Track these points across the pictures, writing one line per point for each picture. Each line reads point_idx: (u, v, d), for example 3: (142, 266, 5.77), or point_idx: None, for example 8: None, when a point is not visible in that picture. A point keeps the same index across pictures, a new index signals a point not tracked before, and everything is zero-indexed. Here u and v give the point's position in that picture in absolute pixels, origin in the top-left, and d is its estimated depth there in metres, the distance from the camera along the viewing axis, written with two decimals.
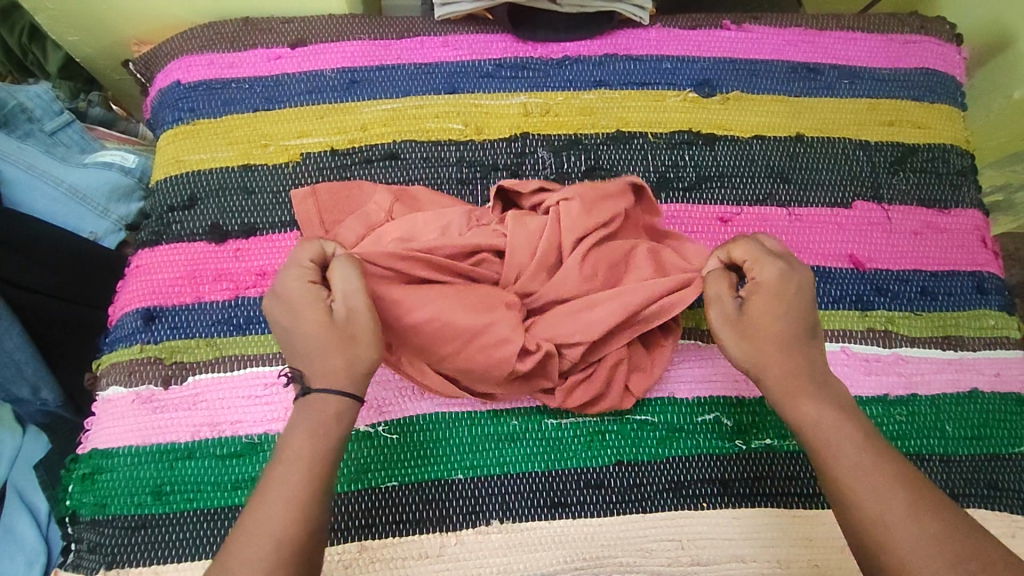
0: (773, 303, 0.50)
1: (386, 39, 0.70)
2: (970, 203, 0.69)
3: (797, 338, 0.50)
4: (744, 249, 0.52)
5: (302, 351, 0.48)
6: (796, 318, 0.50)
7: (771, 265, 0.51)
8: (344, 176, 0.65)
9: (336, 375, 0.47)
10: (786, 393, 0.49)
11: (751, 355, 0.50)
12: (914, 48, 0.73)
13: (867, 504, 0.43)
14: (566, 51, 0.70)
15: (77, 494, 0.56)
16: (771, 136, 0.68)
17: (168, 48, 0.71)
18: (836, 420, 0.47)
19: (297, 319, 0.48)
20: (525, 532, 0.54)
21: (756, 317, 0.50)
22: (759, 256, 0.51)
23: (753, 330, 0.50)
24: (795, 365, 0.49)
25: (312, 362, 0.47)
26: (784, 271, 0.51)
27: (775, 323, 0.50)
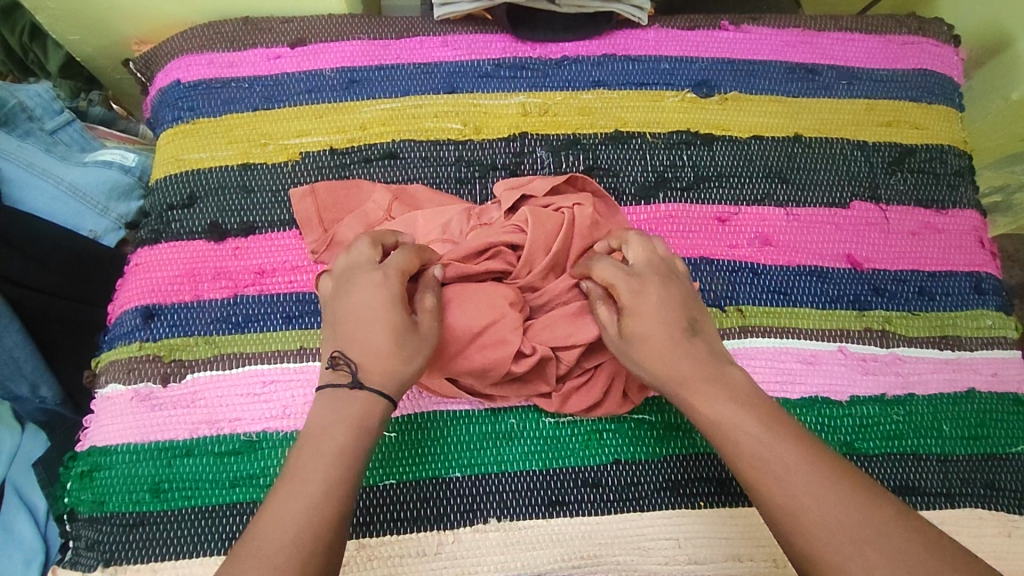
0: (646, 318, 0.51)
1: (386, 39, 0.70)
2: (967, 203, 0.69)
3: (671, 339, 0.50)
4: (601, 264, 0.53)
5: (363, 340, 0.48)
6: (664, 321, 0.51)
7: (624, 281, 0.52)
8: (342, 175, 0.65)
9: (392, 379, 0.48)
10: (687, 402, 0.49)
11: (654, 375, 0.50)
12: (912, 49, 0.74)
13: (776, 493, 0.42)
14: (565, 51, 0.70)
15: (75, 491, 0.56)
16: (769, 137, 0.69)
17: (168, 47, 0.71)
18: (728, 416, 0.47)
19: (370, 310, 0.49)
20: (522, 531, 0.54)
21: (638, 335, 0.51)
22: (616, 272, 0.52)
23: (641, 348, 0.50)
24: (689, 370, 0.49)
25: (373, 356, 0.48)
26: (636, 280, 0.52)
27: (657, 332, 0.50)
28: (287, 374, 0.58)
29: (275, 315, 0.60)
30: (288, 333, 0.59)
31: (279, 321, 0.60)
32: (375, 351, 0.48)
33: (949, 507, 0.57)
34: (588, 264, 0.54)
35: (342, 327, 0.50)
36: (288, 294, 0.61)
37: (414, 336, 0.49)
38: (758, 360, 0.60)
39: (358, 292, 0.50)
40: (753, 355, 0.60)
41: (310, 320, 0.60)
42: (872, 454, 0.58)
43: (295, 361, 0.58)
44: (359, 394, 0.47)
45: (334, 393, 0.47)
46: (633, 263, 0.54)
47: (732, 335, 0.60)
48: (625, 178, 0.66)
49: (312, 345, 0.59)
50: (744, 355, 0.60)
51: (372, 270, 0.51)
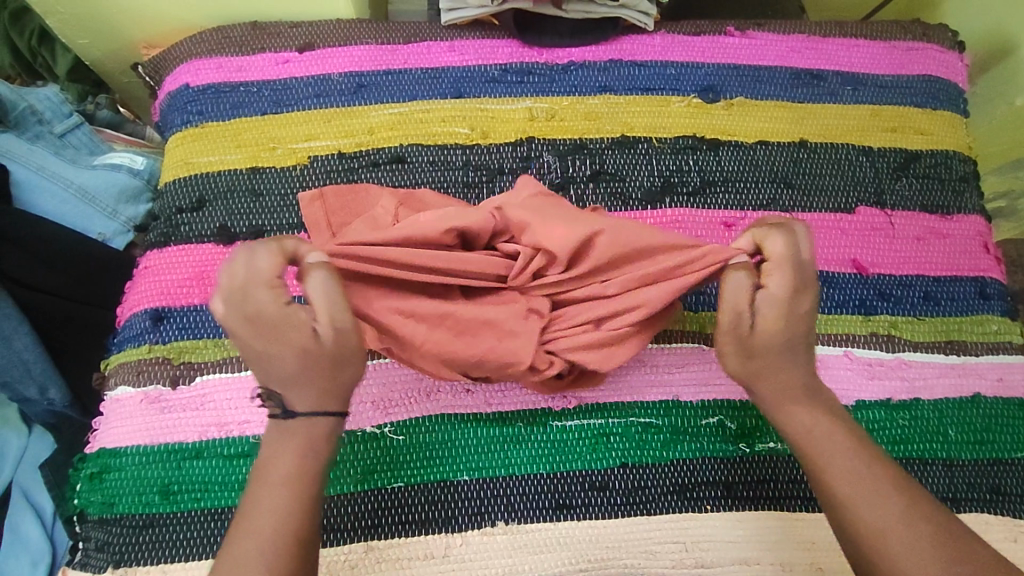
0: (785, 313, 0.46)
1: (393, 44, 0.71)
2: (972, 209, 0.69)
3: (798, 345, 0.46)
4: (776, 244, 0.47)
5: (274, 371, 0.43)
6: (803, 324, 0.46)
7: (788, 272, 0.46)
8: (351, 179, 0.65)
9: (322, 399, 0.43)
10: (781, 403, 0.46)
11: (746, 368, 0.47)
12: (916, 56, 0.74)
13: (863, 510, 0.41)
14: (572, 56, 0.71)
15: (85, 493, 0.56)
16: (775, 142, 0.69)
17: (177, 51, 0.71)
18: (823, 430, 0.45)
19: (266, 337, 0.42)
20: (530, 534, 0.54)
21: (767, 329, 0.46)
22: (784, 258, 0.46)
23: (758, 344, 0.46)
24: (794, 379, 0.46)
25: (292, 385, 0.43)
26: (799, 276, 0.46)
27: (783, 336, 0.46)
28: None
29: None
30: None
31: None
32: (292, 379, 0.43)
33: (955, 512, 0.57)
34: (762, 235, 0.48)
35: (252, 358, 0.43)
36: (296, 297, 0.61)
37: (323, 349, 0.43)
38: None
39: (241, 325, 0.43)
40: None
41: None
42: None
43: None
44: (296, 422, 0.43)
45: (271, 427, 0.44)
46: (807, 254, 0.47)
47: None
48: (632, 182, 0.66)
49: None
50: None
51: (245, 291, 0.42)
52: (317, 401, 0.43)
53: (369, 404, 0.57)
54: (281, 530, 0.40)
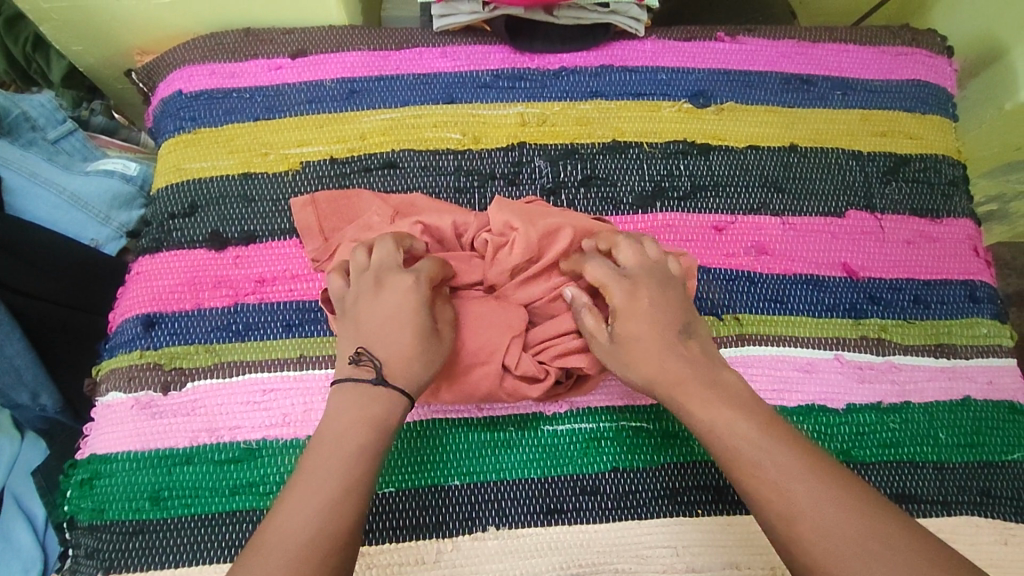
0: (634, 318, 0.52)
1: (385, 50, 0.71)
2: (962, 212, 0.69)
3: (664, 344, 0.51)
4: (594, 267, 0.54)
5: (388, 341, 0.50)
6: (656, 325, 0.52)
7: (619, 283, 0.53)
8: (343, 185, 0.66)
9: (412, 378, 0.49)
10: (681, 405, 0.49)
11: (641, 377, 0.51)
12: (906, 60, 0.75)
13: (775, 500, 0.43)
14: (563, 62, 0.71)
15: (75, 499, 0.56)
16: (765, 146, 0.69)
17: (170, 58, 0.72)
18: (723, 422, 0.47)
19: (395, 312, 0.51)
20: (520, 539, 0.54)
21: (628, 337, 0.51)
22: (608, 275, 0.53)
23: (627, 351, 0.51)
24: (674, 374, 0.50)
25: (395, 356, 0.50)
26: (630, 284, 0.53)
27: (645, 339, 0.51)
28: (287, 382, 0.58)
29: (275, 323, 0.60)
30: (288, 341, 0.60)
31: (278, 329, 0.60)
32: (399, 353, 0.50)
33: (946, 515, 0.57)
34: (582, 263, 0.55)
35: (367, 327, 0.51)
36: (288, 302, 0.61)
37: (436, 341, 0.51)
38: (755, 368, 0.60)
39: (384, 297, 0.51)
40: (751, 363, 0.60)
41: (310, 328, 0.60)
42: (869, 462, 0.58)
43: (295, 370, 0.59)
44: (383, 391, 0.48)
45: (356, 387, 0.49)
46: (627, 265, 0.54)
47: (730, 343, 0.61)
48: (623, 187, 0.66)
49: (312, 353, 0.59)
50: (742, 363, 0.60)
51: (397, 273, 0.52)
52: (408, 379, 0.49)
53: None
54: (325, 522, 0.42)
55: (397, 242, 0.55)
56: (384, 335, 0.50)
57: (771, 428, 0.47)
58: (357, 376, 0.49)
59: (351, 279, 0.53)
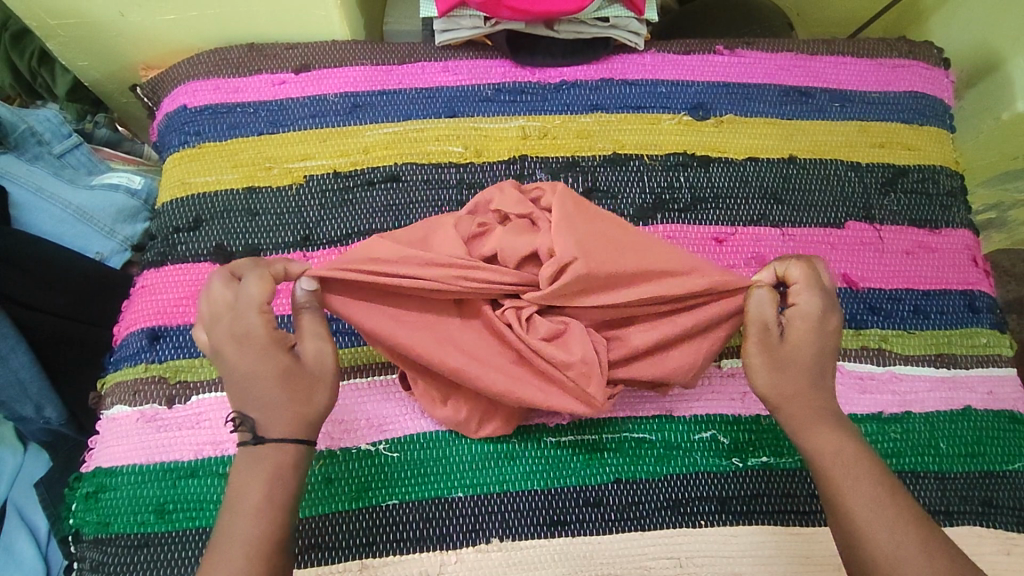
0: (809, 331, 0.48)
1: (388, 65, 0.72)
2: (960, 223, 0.70)
3: (823, 366, 0.48)
4: (795, 270, 0.48)
5: (251, 396, 0.45)
6: (824, 347, 0.48)
7: (814, 294, 0.48)
8: (346, 198, 0.66)
9: (295, 423, 0.45)
10: (797, 426, 0.47)
11: (776, 384, 0.48)
12: (903, 72, 0.75)
13: (876, 539, 0.42)
14: (564, 75, 0.72)
15: (80, 512, 0.56)
16: (764, 158, 0.70)
17: (175, 73, 0.72)
18: (841, 455, 0.45)
19: (250, 359, 0.45)
20: (524, 551, 0.54)
21: (795, 347, 0.48)
22: (807, 283, 0.48)
23: (785, 358, 0.48)
24: (815, 397, 0.47)
25: (266, 409, 0.45)
26: (826, 298, 0.48)
27: (810, 354, 0.48)
28: None
29: None
30: None
31: None
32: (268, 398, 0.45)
33: (948, 525, 0.57)
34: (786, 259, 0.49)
35: (233, 387, 0.46)
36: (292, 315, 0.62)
37: (302, 371, 0.47)
38: None
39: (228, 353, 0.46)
40: None
41: None
42: None
43: None
44: (265, 448, 0.45)
45: (241, 450, 0.45)
46: (829, 282, 0.49)
47: (730, 355, 0.61)
48: (624, 200, 0.67)
49: None
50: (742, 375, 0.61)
51: (234, 316, 0.46)
52: (289, 425, 0.45)
53: (365, 422, 0.57)
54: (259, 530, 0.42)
55: (219, 279, 0.47)
56: (247, 387, 0.45)
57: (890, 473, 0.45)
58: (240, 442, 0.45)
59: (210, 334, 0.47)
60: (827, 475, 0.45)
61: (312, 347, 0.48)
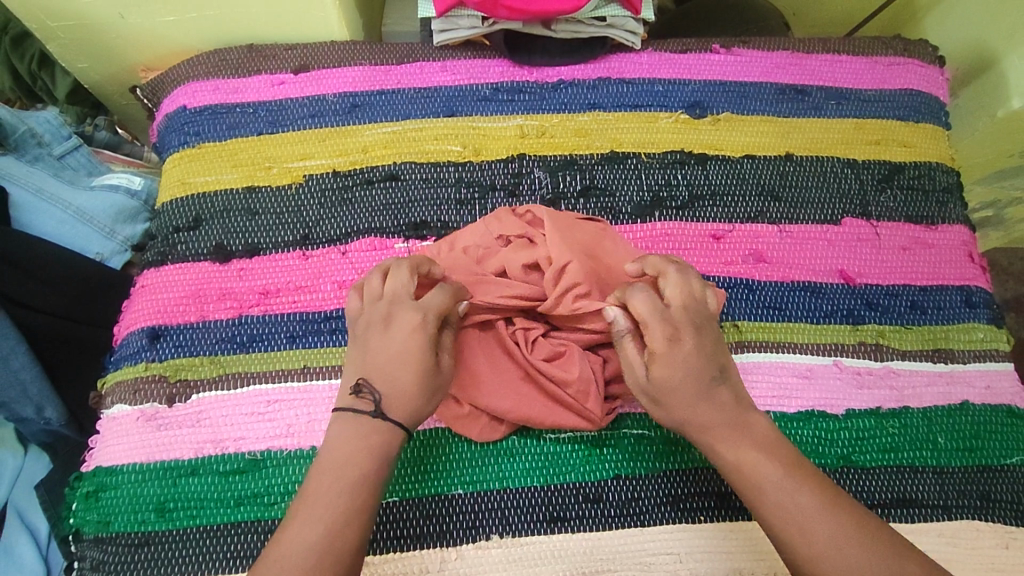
0: (667, 357, 0.49)
1: (386, 65, 0.72)
2: (956, 219, 0.70)
3: (698, 391, 0.49)
4: (635, 301, 0.50)
5: (393, 376, 0.49)
6: (691, 372, 0.49)
7: (657, 327, 0.49)
8: (345, 197, 0.66)
9: (412, 421, 0.49)
10: (707, 444, 0.49)
11: (670, 421, 0.50)
12: (898, 70, 0.76)
13: (802, 541, 0.44)
14: (561, 75, 0.72)
15: (81, 512, 0.56)
16: (761, 156, 0.70)
17: (174, 74, 0.73)
18: (750, 462, 0.47)
19: (403, 344, 0.49)
20: (524, 547, 0.54)
21: (662, 379, 0.49)
22: (649, 311, 0.50)
23: (666, 396, 0.49)
24: (710, 421, 0.49)
25: (398, 394, 0.48)
26: (670, 327, 0.49)
27: (681, 381, 0.49)
28: (291, 393, 0.59)
29: (279, 334, 0.61)
30: (292, 352, 0.60)
31: (283, 340, 0.61)
32: (400, 388, 0.48)
33: (946, 519, 0.57)
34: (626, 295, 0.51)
35: (375, 362, 0.49)
36: (291, 314, 0.62)
37: (435, 379, 0.50)
38: (756, 374, 0.61)
39: (393, 331, 0.50)
40: (751, 370, 0.61)
41: (313, 339, 0.61)
42: (869, 467, 0.58)
43: (298, 380, 0.59)
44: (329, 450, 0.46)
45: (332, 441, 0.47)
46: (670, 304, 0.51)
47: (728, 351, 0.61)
48: (622, 198, 0.67)
49: (316, 364, 0.60)
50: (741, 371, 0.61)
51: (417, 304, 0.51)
52: (409, 418, 0.48)
53: None
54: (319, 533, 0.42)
55: (406, 266, 0.53)
56: (389, 367, 0.49)
57: (803, 465, 0.47)
58: (356, 407, 0.48)
59: (371, 308, 0.52)
60: (749, 487, 0.47)
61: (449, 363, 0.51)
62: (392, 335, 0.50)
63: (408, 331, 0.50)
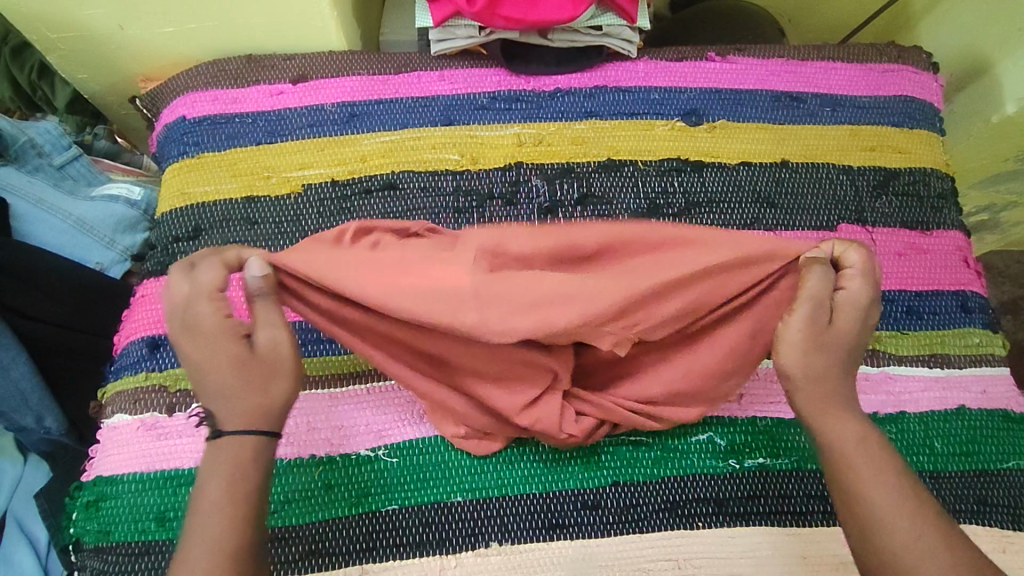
0: (859, 319, 0.48)
1: (385, 74, 0.73)
2: (951, 224, 0.71)
3: (853, 357, 0.48)
4: (852, 258, 0.49)
5: (215, 384, 0.44)
6: (859, 337, 0.48)
7: (864, 284, 0.48)
8: (344, 207, 0.67)
9: (256, 416, 0.44)
10: (820, 411, 0.46)
11: (807, 363, 0.47)
12: (892, 77, 0.76)
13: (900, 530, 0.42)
14: (558, 83, 0.73)
15: (81, 521, 0.57)
16: (757, 162, 0.71)
17: (174, 84, 0.73)
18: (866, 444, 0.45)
19: (199, 349, 0.45)
20: (523, 554, 0.55)
21: (835, 333, 0.47)
22: (863, 271, 0.48)
23: (827, 341, 0.47)
24: (843, 385, 0.47)
25: (224, 400, 0.44)
26: (873, 291, 0.48)
27: (850, 340, 0.47)
28: None
29: None
30: None
31: None
32: (227, 393, 0.44)
33: None
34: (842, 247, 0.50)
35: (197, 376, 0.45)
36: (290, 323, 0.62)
37: (256, 362, 0.45)
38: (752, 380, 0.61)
39: (178, 344, 0.45)
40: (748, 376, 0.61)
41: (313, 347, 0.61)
42: None
43: None
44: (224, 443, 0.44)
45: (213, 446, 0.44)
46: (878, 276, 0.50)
47: None
48: (619, 205, 0.68)
49: (316, 372, 0.60)
50: None
51: (184, 306, 0.46)
52: (249, 417, 0.44)
53: (364, 429, 0.58)
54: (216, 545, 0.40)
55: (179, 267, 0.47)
56: (207, 377, 0.45)
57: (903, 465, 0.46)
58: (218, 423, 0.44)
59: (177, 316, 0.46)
60: (857, 465, 0.44)
61: (268, 336, 0.46)
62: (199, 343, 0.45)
63: (207, 333, 0.45)
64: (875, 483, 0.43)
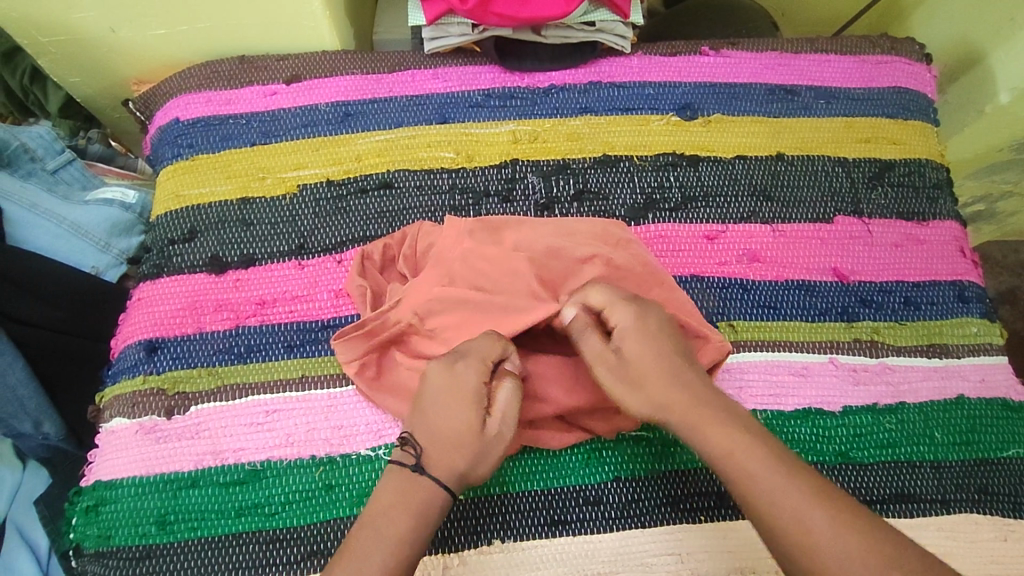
0: (641, 339, 0.52)
1: (378, 73, 0.73)
2: (947, 215, 0.71)
3: (668, 372, 0.51)
4: (618, 312, 0.53)
5: (433, 434, 0.50)
6: (659, 356, 0.51)
7: (622, 307, 0.53)
8: (340, 206, 0.67)
9: (450, 475, 0.48)
10: (692, 428, 0.48)
11: (646, 402, 0.50)
12: (886, 68, 0.76)
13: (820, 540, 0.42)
14: (552, 80, 0.73)
15: (81, 526, 0.56)
16: (752, 156, 0.71)
17: (166, 87, 0.73)
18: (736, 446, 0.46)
19: (443, 401, 0.50)
20: (525, 551, 0.55)
21: (637, 363, 0.51)
22: (609, 300, 0.54)
23: (637, 376, 0.51)
24: (688, 396, 0.49)
25: (438, 450, 0.49)
26: (626, 308, 0.53)
27: (652, 362, 0.51)
28: (289, 403, 0.59)
29: (277, 344, 0.61)
30: (289, 361, 0.60)
31: (280, 350, 0.61)
32: (440, 445, 0.49)
33: (945, 514, 0.58)
34: (581, 290, 0.56)
35: (420, 415, 0.51)
36: (288, 324, 0.62)
37: (483, 437, 0.49)
38: (751, 374, 0.61)
39: (434, 373, 0.51)
40: (747, 369, 0.61)
41: (311, 348, 0.61)
42: (867, 463, 0.59)
43: (297, 390, 0.59)
44: (422, 480, 0.48)
45: (399, 476, 0.49)
46: (625, 292, 0.55)
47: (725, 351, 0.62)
48: (615, 201, 0.68)
49: (314, 373, 0.60)
50: (737, 370, 0.61)
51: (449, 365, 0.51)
52: (446, 473, 0.48)
53: (363, 427, 0.58)
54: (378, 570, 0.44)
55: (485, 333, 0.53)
56: (430, 420, 0.50)
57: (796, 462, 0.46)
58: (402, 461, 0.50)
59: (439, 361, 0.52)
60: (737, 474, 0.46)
61: (499, 424, 0.50)
62: (436, 395, 0.51)
63: (458, 380, 0.51)
64: (764, 481, 0.45)
